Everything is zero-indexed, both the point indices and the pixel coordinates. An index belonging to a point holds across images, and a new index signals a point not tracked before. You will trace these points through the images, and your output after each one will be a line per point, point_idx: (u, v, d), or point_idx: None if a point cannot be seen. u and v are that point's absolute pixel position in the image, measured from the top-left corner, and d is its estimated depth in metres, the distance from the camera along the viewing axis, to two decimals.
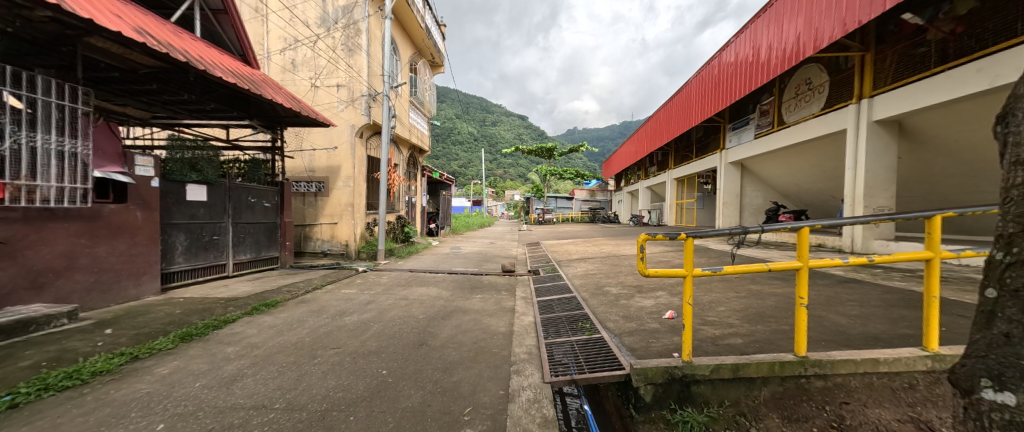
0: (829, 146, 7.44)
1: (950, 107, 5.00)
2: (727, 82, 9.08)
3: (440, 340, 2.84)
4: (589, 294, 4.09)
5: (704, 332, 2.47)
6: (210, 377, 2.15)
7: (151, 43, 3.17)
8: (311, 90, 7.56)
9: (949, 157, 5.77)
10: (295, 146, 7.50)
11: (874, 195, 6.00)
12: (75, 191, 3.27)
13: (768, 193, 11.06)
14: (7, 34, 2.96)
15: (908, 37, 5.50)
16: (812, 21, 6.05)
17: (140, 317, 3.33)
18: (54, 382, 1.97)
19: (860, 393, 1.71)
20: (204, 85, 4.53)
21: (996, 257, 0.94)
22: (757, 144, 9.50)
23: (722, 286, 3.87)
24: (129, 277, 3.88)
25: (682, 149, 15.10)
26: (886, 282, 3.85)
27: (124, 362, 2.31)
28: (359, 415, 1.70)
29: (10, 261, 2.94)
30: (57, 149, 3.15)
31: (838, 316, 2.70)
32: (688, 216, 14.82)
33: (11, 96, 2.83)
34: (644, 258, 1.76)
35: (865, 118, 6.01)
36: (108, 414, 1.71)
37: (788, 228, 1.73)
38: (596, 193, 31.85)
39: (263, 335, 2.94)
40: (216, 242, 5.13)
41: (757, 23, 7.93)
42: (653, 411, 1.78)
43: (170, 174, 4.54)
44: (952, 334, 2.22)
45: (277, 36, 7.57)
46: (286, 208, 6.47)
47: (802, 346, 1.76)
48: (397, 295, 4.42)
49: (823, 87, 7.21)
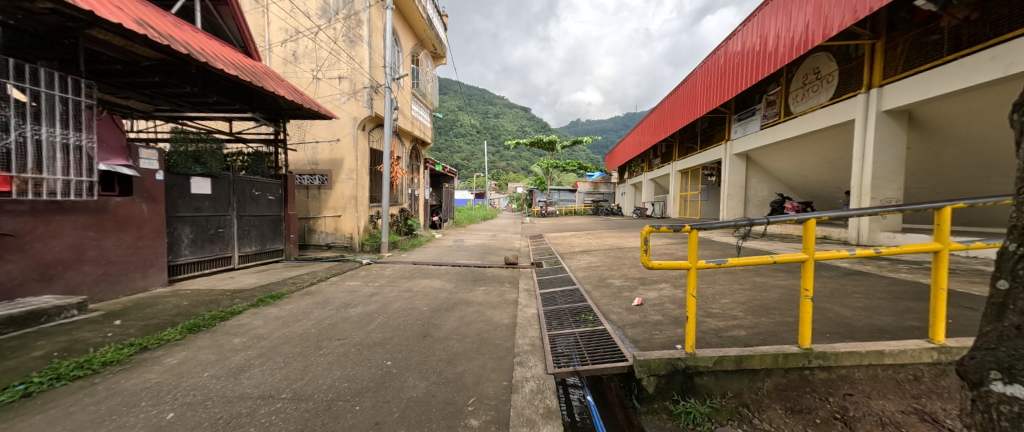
0: (837, 138, 7.33)
1: (962, 96, 4.88)
2: (733, 72, 8.94)
3: (444, 331, 2.86)
4: (592, 286, 4.11)
5: (707, 324, 2.48)
6: (217, 367, 2.17)
7: (152, 35, 3.11)
8: (313, 82, 7.52)
9: (959, 147, 5.68)
10: (298, 139, 7.56)
11: (882, 187, 5.91)
12: (81, 184, 3.28)
13: (773, 186, 10.97)
14: (9, 27, 2.97)
15: (920, 25, 5.37)
16: (821, 9, 5.89)
17: (148, 308, 3.37)
18: (66, 372, 2.01)
19: (864, 384, 1.71)
20: (205, 78, 4.52)
21: (1009, 248, 0.92)
22: (762, 136, 9.38)
23: (726, 277, 3.90)
24: (136, 269, 3.92)
25: (688, 140, 14.97)
26: (893, 274, 3.81)
27: (134, 353, 2.35)
28: (364, 404, 1.73)
29: (19, 253, 2.99)
30: (62, 142, 3.16)
31: (843, 308, 2.68)
32: (692, 208, 14.70)
33: (14, 90, 2.84)
34: (649, 250, 1.73)
35: (874, 108, 5.90)
36: (118, 403, 1.74)
37: (794, 220, 1.69)
38: (599, 186, 31.28)
39: (269, 326, 2.97)
40: (221, 235, 5.17)
41: (765, 10, 7.74)
42: (655, 402, 1.79)
43: (174, 167, 4.55)
44: (958, 327, 2.20)
45: (278, 28, 7.49)
46: (290, 201, 6.49)
47: (806, 337, 1.75)
48: (400, 287, 4.46)
49: (832, 77, 7.07)
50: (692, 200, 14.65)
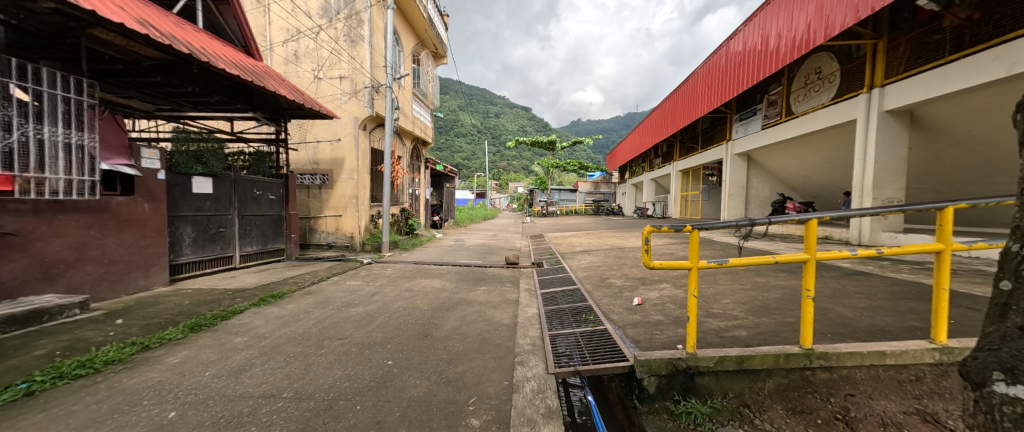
0: (838, 138, 7.32)
1: (965, 96, 4.87)
2: (735, 72, 8.92)
3: (445, 331, 2.86)
4: (592, 286, 4.11)
5: (708, 324, 2.47)
6: (219, 366, 2.18)
7: (154, 35, 3.12)
8: (314, 82, 7.53)
9: (961, 147, 5.67)
10: (299, 139, 7.56)
11: (883, 187, 5.90)
12: (83, 183, 3.29)
13: (775, 186, 10.96)
14: (11, 26, 2.98)
15: (922, 24, 5.35)
16: (823, 9, 5.87)
17: (149, 307, 3.38)
18: (68, 371, 2.01)
19: (866, 385, 1.70)
20: (207, 78, 4.54)
21: (1013, 249, 0.91)
22: (763, 136, 9.37)
23: (727, 277, 3.89)
24: (138, 268, 3.92)
25: (688, 140, 14.95)
26: (895, 274, 3.81)
27: (135, 352, 2.36)
28: (365, 404, 1.73)
29: (22, 252, 3.00)
30: (65, 141, 3.18)
31: (845, 308, 2.67)
32: (692, 208, 14.70)
33: (17, 89, 2.85)
34: (650, 250, 1.72)
35: (876, 108, 5.89)
36: (120, 401, 1.75)
37: (796, 220, 1.68)
38: (600, 186, 31.27)
39: (270, 325, 2.98)
40: (222, 235, 5.18)
41: (766, 10, 7.72)
42: (656, 402, 1.79)
43: (176, 167, 4.56)
44: (961, 328, 2.19)
45: (279, 27, 7.49)
46: (292, 200, 6.51)
47: (808, 338, 1.75)
48: (401, 287, 4.47)
49: (833, 76, 7.06)
50: (693, 200, 14.64)
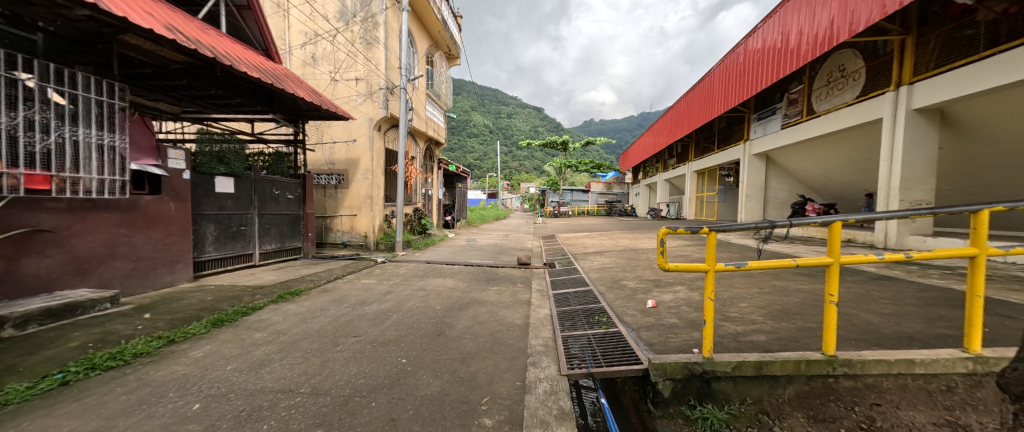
0: (862, 138, 7.08)
1: (999, 94, 4.64)
2: (753, 70, 8.70)
3: (458, 330, 2.88)
4: (605, 287, 4.07)
5: (725, 328, 2.42)
6: (240, 361, 2.25)
7: (180, 40, 3.24)
8: (331, 84, 7.68)
9: (995, 147, 5.41)
10: (316, 140, 7.74)
11: (911, 189, 5.66)
12: (114, 183, 3.44)
13: (794, 187, 10.67)
14: (50, 34, 3.14)
15: (954, 19, 5.10)
16: (847, 4, 5.68)
17: (174, 302, 3.51)
18: (100, 362, 2.11)
19: (893, 394, 1.63)
20: (229, 81, 4.69)
21: None
22: (783, 136, 9.12)
23: (744, 280, 3.81)
24: (164, 265, 4.08)
25: (704, 140, 14.64)
26: (924, 280, 3.65)
27: (162, 345, 2.45)
28: (380, 401, 1.75)
29: (58, 248, 3.15)
30: (97, 142, 3.32)
31: (869, 314, 2.57)
32: (708, 209, 14.42)
33: (54, 93, 3.00)
34: (665, 252, 1.69)
35: (903, 106, 5.66)
36: (148, 393, 1.82)
37: (820, 223, 1.62)
38: (612, 187, 31.04)
39: (288, 322, 3.05)
40: (243, 233, 5.34)
41: (787, 6, 7.51)
42: (671, 406, 1.76)
43: (199, 167, 4.72)
44: (996, 336, 2.08)
45: (298, 31, 7.68)
46: (309, 200, 6.66)
47: (831, 344, 1.69)
48: (414, 286, 4.53)
49: (858, 74, 6.81)
50: (708, 201, 14.37)
